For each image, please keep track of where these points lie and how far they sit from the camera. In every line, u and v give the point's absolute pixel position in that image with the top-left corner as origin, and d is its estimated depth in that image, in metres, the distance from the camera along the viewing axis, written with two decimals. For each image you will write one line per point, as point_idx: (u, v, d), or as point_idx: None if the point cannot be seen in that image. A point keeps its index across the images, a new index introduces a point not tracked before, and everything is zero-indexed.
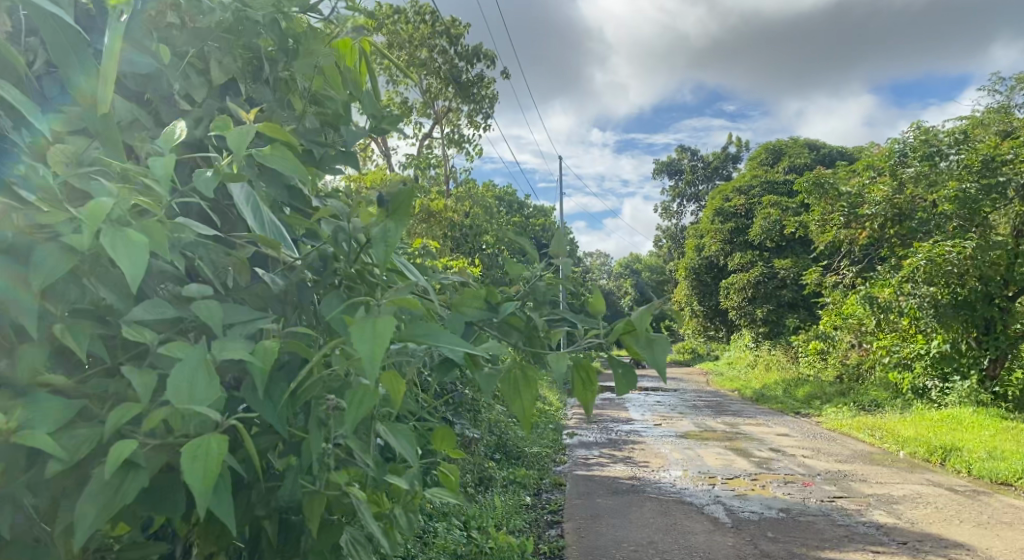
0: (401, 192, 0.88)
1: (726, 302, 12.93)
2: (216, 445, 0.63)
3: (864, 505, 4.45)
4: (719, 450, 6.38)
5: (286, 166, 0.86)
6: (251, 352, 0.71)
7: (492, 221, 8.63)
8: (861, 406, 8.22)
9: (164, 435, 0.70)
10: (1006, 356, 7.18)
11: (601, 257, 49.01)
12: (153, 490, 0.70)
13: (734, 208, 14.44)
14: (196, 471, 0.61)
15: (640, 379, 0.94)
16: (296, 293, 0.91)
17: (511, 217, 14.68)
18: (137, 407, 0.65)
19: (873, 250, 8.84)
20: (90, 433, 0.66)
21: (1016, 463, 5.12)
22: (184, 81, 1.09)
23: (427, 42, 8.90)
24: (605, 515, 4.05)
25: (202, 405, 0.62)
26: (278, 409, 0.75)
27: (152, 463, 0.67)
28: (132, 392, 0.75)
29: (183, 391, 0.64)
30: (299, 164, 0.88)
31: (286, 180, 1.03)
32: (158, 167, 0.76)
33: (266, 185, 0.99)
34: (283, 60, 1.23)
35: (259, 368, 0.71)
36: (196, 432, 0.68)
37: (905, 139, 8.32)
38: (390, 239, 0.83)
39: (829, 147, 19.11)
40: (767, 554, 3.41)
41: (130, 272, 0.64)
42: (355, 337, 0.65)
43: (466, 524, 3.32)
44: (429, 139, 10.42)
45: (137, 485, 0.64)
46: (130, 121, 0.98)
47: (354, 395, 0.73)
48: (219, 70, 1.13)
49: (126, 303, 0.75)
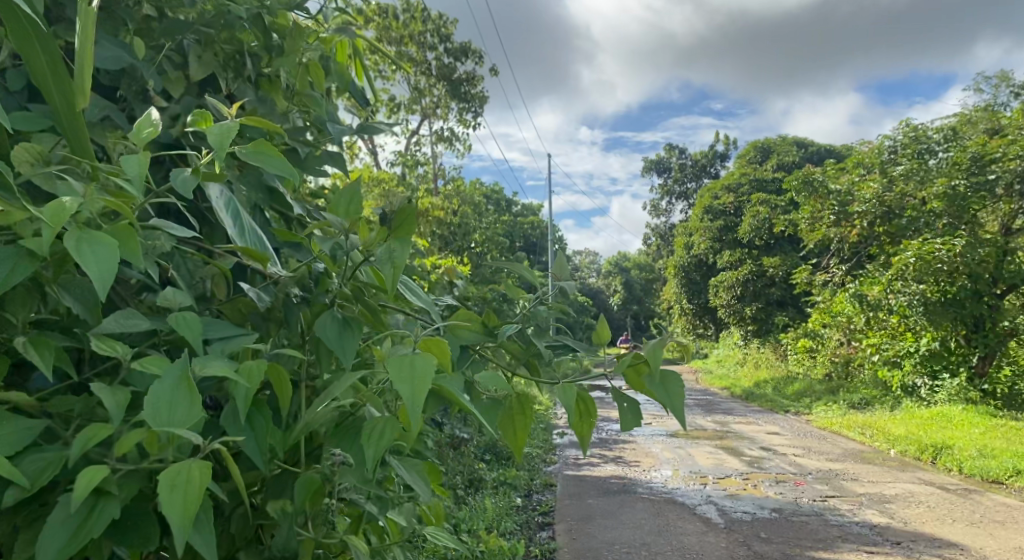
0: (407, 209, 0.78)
1: (715, 300, 12.92)
2: (195, 473, 0.57)
3: (856, 504, 4.43)
4: (710, 449, 6.36)
5: (274, 167, 0.76)
6: (235, 370, 0.65)
7: (481, 220, 8.56)
8: (851, 404, 8.23)
9: (138, 460, 0.64)
10: (995, 353, 7.21)
11: (590, 257, 49.02)
12: (125, 521, 0.64)
13: (723, 207, 14.44)
14: (176, 502, 0.55)
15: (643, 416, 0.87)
16: (282, 308, 0.85)
17: (500, 217, 14.60)
18: (107, 428, 0.59)
19: (862, 248, 8.84)
20: (55, 458, 0.60)
21: (1007, 461, 5.12)
22: (160, 77, 0.99)
23: (415, 38, 8.80)
24: (597, 516, 4.00)
25: (179, 429, 0.56)
26: (261, 435, 0.69)
27: (124, 490, 0.61)
28: (101, 413, 0.67)
29: (159, 412, 0.57)
30: (289, 164, 0.77)
31: (269, 182, 0.95)
32: (131, 166, 0.68)
33: (247, 189, 0.92)
34: (266, 56, 1.15)
35: (244, 390, 0.65)
36: (174, 457, 0.62)
37: (894, 137, 8.32)
38: (396, 260, 0.75)
39: (816, 146, 19.17)
40: (761, 555, 3.37)
41: (97, 280, 0.57)
42: (396, 380, 0.63)
43: (456, 527, 3.26)
44: (417, 137, 10.33)
45: (111, 515, 0.58)
46: (100, 118, 0.90)
47: (372, 429, 0.68)
48: (198, 68, 1.03)
49: (95, 316, 0.68)
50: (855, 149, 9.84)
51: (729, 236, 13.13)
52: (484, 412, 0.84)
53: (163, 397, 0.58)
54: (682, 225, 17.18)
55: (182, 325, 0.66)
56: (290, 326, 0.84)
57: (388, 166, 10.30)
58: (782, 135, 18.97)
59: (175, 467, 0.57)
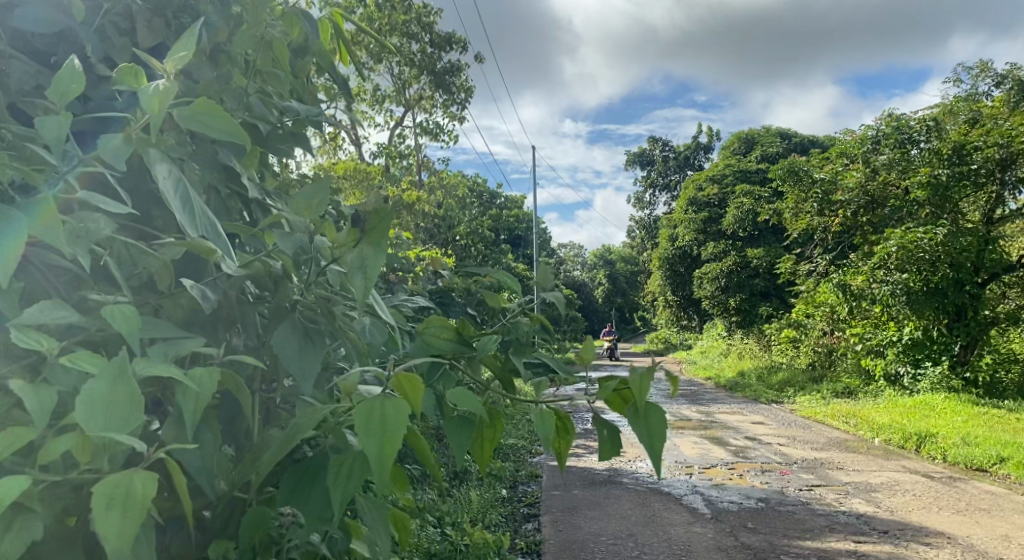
0: (381, 206, 0.67)
1: (699, 291, 12.92)
2: (139, 482, 0.46)
3: (842, 493, 4.42)
4: (696, 439, 6.32)
5: (223, 130, 0.62)
6: (183, 374, 0.53)
7: (465, 212, 8.45)
8: (835, 393, 8.27)
9: (68, 470, 0.54)
10: (976, 342, 7.27)
11: (575, 250, 49.03)
12: (52, 540, 0.55)
13: (708, 198, 14.43)
14: (114, 521, 0.44)
15: (624, 447, 0.80)
16: (237, 309, 0.71)
17: (486, 211, 14.48)
18: (27, 435, 0.49)
19: (847, 237, 8.85)
20: None
21: (991, 449, 5.14)
22: (101, 41, 0.85)
23: (398, 28, 8.66)
24: (582, 508, 3.94)
25: (120, 435, 0.44)
26: (207, 453, 0.59)
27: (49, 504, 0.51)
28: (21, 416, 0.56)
29: (93, 416, 0.45)
30: (238, 130, 0.62)
31: (225, 158, 0.80)
32: (49, 130, 0.57)
33: (200, 168, 0.76)
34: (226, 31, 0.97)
35: (192, 402, 0.52)
36: (111, 466, 0.52)
37: (877, 126, 8.31)
38: (368, 271, 0.64)
39: (799, 137, 19.24)
40: (748, 546, 3.34)
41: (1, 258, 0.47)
42: (363, 436, 0.55)
43: (439, 521, 3.17)
44: (400, 128, 10.18)
45: (33, 533, 0.49)
46: (31, 85, 0.77)
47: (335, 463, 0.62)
48: (146, 34, 0.89)
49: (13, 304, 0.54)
50: (838, 139, 9.85)
51: (713, 227, 13.10)
52: (454, 434, 0.76)
53: (100, 395, 0.46)
54: (666, 217, 17.16)
55: (116, 317, 0.51)
56: (246, 326, 0.71)
57: (371, 157, 10.14)
58: (766, 127, 19.04)
59: (115, 475, 0.46)
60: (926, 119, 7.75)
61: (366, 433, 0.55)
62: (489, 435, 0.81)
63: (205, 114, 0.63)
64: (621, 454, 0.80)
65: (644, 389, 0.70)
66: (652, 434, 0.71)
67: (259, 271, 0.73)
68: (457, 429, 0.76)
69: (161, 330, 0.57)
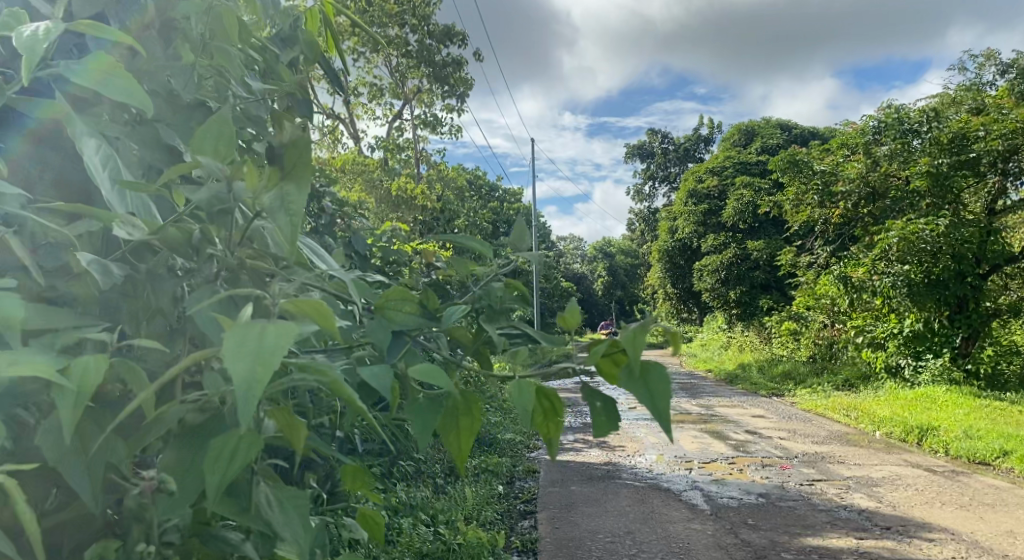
0: (300, 138, 0.55)
1: (698, 283, 12.84)
2: None
3: (844, 488, 4.36)
4: (696, 433, 6.27)
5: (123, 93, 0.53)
6: (62, 369, 0.44)
7: (464, 205, 8.37)
8: (835, 386, 8.22)
9: None
10: (978, 333, 7.21)
11: (574, 243, 49.05)
12: None
13: (707, 190, 14.33)
14: None
15: (622, 420, 0.71)
16: (152, 284, 0.58)
17: (485, 205, 14.38)
18: None
19: (847, 229, 8.76)
20: None
21: (994, 442, 5.09)
22: None
23: (394, 20, 8.55)
24: (579, 504, 3.88)
25: None
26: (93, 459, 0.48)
27: None
28: None
29: None
30: (138, 91, 0.54)
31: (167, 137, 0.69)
32: None
33: (138, 147, 0.66)
34: None
35: (70, 400, 0.43)
36: None
37: (878, 117, 8.19)
38: (289, 207, 0.52)
39: (799, 129, 19.14)
40: (748, 544, 3.27)
41: None
42: (227, 351, 0.39)
43: (433, 519, 3.11)
44: (398, 121, 10.09)
45: None
46: None
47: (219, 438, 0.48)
48: None
49: None
50: (839, 130, 9.75)
51: (713, 220, 13.00)
52: (417, 420, 0.61)
53: None
54: (666, 209, 17.06)
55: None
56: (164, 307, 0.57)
57: (369, 151, 10.05)
58: (766, 119, 18.95)
59: None
60: (926, 110, 7.66)
61: (232, 355, 0.39)
62: (465, 422, 0.65)
63: (116, 80, 0.54)
64: (617, 428, 0.71)
65: (637, 347, 0.58)
66: (654, 396, 0.58)
67: (174, 235, 0.56)
68: (421, 410, 0.61)
69: (58, 320, 0.49)
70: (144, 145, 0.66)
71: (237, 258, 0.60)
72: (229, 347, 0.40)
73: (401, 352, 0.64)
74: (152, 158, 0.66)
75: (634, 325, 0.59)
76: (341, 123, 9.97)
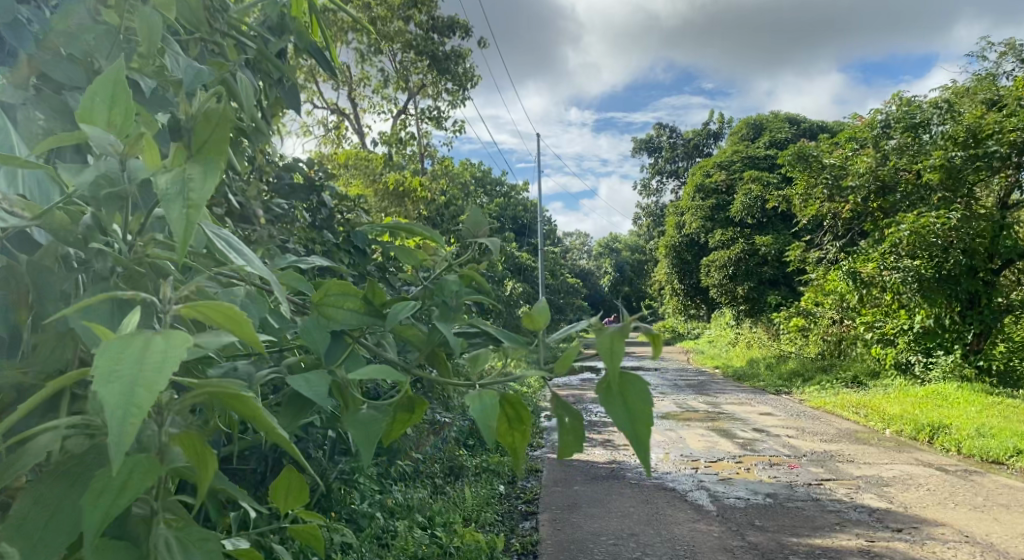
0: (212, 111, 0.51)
1: (706, 280, 12.68)
2: None
3: (854, 488, 4.26)
4: (703, 431, 6.16)
5: None
6: None
7: (468, 199, 8.26)
8: (844, 382, 8.09)
9: None
10: (990, 330, 7.08)
11: (582, 239, 48.92)
12: None
13: (715, 185, 14.16)
14: None
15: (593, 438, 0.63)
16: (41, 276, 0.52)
17: (491, 201, 14.26)
18: None
19: (856, 224, 8.62)
20: None
21: (1008, 441, 4.96)
22: None
23: (398, 13, 8.46)
24: (582, 505, 3.80)
25: None
26: None
27: None
28: None
29: None
30: None
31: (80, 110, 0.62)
32: None
33: (48, 119, 0.60)
34: None
35: None
36: None
37: (888, 109, 8.04)
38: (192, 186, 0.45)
39: (809, 122, 18.91)
40: (755, 546, 3.18)
41: None
42: (98, 368, 0.34)
43: (431, 521, 3.03)
44: (403, 115, 10.00)
45: None
46: None
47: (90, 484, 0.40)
48: None
49: None
50: (849, 124, 9.59)
51: (721, 216, 12.84)
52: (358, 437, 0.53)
53: None
54: (673, 204, 16.89)
55: None
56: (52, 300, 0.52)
57: (374, 146, 9.97)
58: (775, 112, 18.69)
59: None
60: (938, 102, 7.51)
61: (107, 369, 0.34)
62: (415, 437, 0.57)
63: None
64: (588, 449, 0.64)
65: (616, 356, 0.50)
66: (634, 415, 0.51)
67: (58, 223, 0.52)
68: (361, 422, 0.54)
69: None
70: (54, 116, 0.60)
71: (141, 250, 0.54)
72: (102, 358, 0.35)
73: (340, 356, 0.58)
74: (61, 128, 0.60)
75: (614, 329, 0.51)
76: (345, 118, 9.91)
